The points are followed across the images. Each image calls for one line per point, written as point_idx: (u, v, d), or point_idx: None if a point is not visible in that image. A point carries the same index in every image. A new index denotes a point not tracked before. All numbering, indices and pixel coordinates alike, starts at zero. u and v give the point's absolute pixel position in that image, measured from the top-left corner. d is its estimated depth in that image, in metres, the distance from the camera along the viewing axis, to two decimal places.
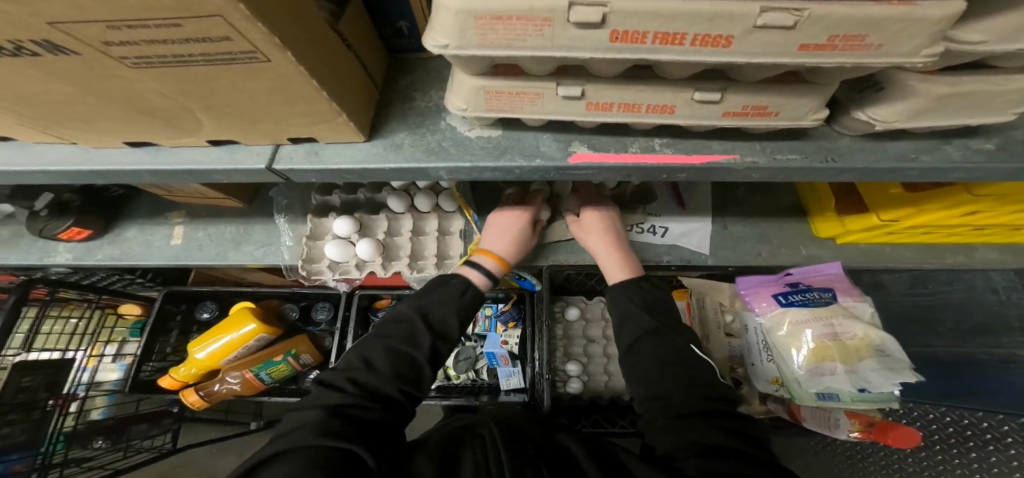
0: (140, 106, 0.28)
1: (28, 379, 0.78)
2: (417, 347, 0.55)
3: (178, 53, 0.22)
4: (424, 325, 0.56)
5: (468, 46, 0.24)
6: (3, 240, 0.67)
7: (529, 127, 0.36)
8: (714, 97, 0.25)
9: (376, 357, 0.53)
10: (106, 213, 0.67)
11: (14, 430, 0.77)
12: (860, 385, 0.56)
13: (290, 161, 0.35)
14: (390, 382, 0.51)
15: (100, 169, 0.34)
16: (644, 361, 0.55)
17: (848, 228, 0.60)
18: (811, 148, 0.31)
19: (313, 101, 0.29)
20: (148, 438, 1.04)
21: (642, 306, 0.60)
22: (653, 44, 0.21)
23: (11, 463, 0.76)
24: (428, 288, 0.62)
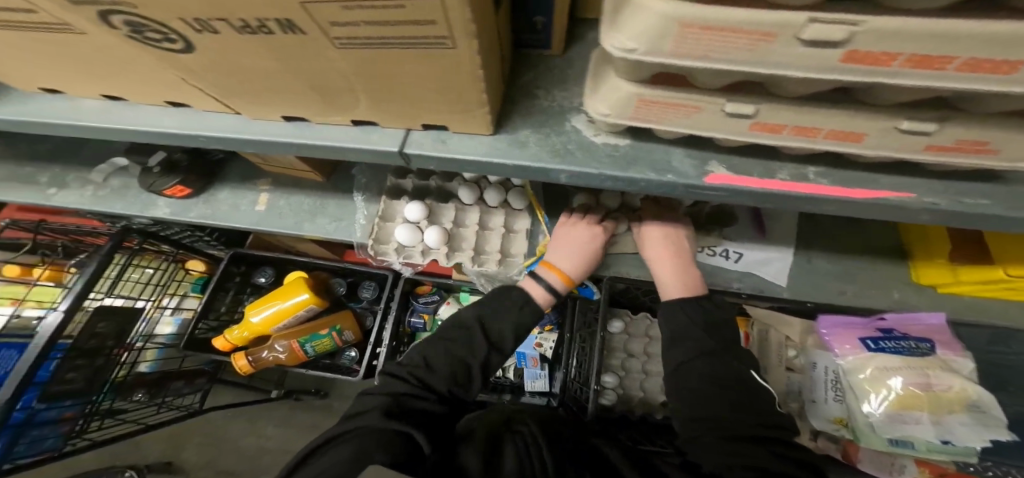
0: (310, 83, 0.29)
1: (101, 325, 0.82)
2: (473, 355, 0.57)
3: (382, 35, 0.24)
4: (481, 334, 0.58)
5: (658, 55, 0.23)
6: (114, 190, 0.72)
7: (660, 140, 0.35)
8: (930, 128, 0.24)
9: (436, 357, 0.57)
10: (205, 175, 0.72)
11: (77, 376, 0.79)
12: (945, 438, 0.55)
13: (420, 146, 0.36)
14: (445, 382, 0.55)
15: (256, 139, 0.36)
16: (696, 381, 0.52)
17: (959, 280, 0.59)
18: (1003, 194, 0.29)
19: (467, 91, 0.30)
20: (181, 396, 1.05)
21: (702, 327, 0.55)
22: (897, 68, 0.19)
23: (65, 409, 0.77)
24: (488, 297, 0.63)
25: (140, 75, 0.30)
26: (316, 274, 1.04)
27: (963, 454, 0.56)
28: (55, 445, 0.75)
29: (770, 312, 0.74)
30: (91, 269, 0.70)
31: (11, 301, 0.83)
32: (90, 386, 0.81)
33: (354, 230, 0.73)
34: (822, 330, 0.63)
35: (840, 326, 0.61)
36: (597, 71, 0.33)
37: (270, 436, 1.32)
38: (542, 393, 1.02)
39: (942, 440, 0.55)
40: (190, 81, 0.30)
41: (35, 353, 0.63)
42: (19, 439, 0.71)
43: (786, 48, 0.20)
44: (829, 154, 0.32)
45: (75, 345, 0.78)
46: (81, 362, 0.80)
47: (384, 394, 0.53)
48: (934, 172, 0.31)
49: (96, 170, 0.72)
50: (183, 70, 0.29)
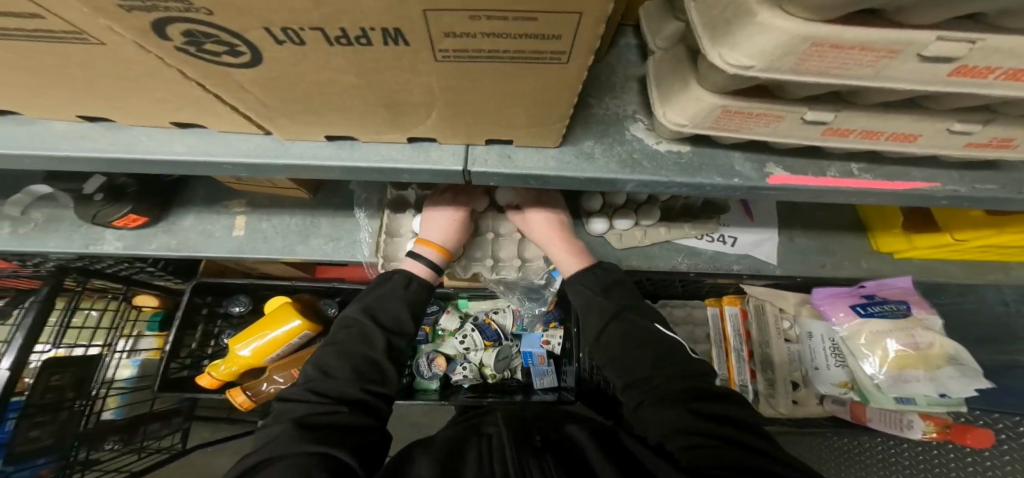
0: (381, 100, 0.26)
1: (56, 377, 0.69)
2: (372, 347, 0.54)
3: (496, 49, 0.22)
4: (372, 325, 0.56)
5: (773, 70, 0.24)
6: (37, 225, 0.58)
7: (720, 145, 0.36)
8: (977, 129, 0.28)
9: (331, 363, 0.52)
10: (162, 200, 0.61)
11: (42, 433, 0.67)
12: (941, 391, 0.64)
13: (484, 163, 0.34)
14: (352, 384, 0.51)
15: (296, 164, 0.31)
16: (612, 347, 0.56)
17: (915, 246, 0.67)
18: (1005, 179, 0.34)
19: (554, 103, 0.28)
20: (159, 439, 0.94)
21: (600, 290, 0.60)
22: (997, 78, 0.22)
23: (38, 468, 0.66)
24: (371, 287, 0.61)
25: (165, 94, 0.24)
26: (299, 296, 0.93)
27: (956, 405, 0.65)
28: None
29: (766, 288, 0.80)
30: (29, 319, 0.59)
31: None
32: (60, 440, 0.70)
33: (359, 249, 0.67)
34: (819, 303, 0.73)
35: (835, 300, 0.72)
36: (666, 79, 0.33)
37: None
38: (552, 390, 1.00)
39: (938, 393, 0.64)
40: (231, 99, 0.25)
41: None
42: None
43: (907, 64, 0.22)
44: (869, 152, 0.35)
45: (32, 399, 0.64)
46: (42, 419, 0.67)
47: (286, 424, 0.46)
48: (952, 163, 0.35)
49: (11, 201, 0.58)
50: (229, 89, 0.23)
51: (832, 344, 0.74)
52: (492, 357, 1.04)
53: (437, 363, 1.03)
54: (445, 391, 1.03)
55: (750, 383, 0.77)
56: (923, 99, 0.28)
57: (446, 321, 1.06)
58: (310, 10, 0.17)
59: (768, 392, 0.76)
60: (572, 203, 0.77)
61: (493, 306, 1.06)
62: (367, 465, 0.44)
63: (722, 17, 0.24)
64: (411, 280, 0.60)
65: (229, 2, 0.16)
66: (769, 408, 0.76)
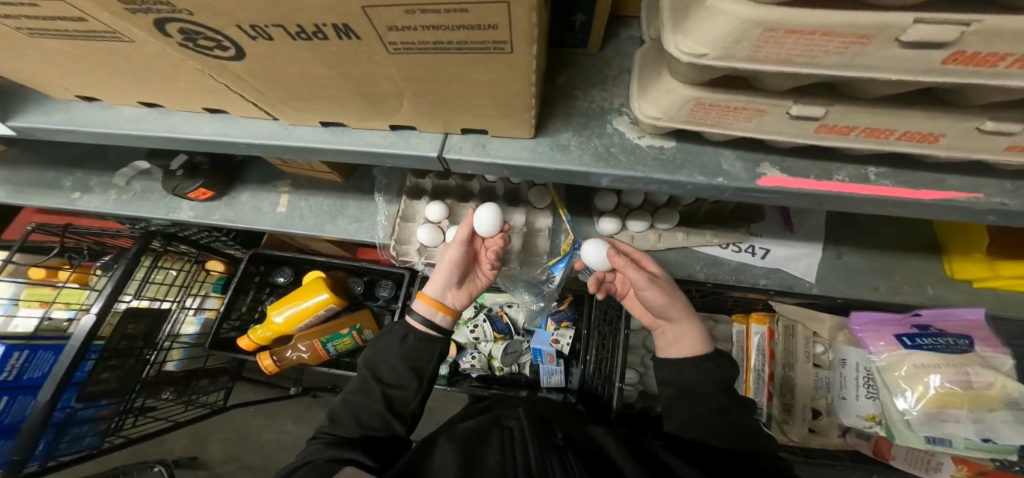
0: (357, 89, 0.29)
1: (132, 327, 0.86)
2: (373, 398, 0.58)
3: (440, 40, 0.23)
4: (373, 378, 0.59)
5: (736, 59, 0.22)
6: (136, 193, 0.72)
7: (708, 142, 0.34)
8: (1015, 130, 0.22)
9: (340, 409, 0.59)
10: (226, 177, 0.72)
11: (110, 377, 0.83)
12: (985, 436, 0.52)
13: (459, 151, 0.35)
14: (353, 429, 0.56)
15: (296, 145, 0.35)
16: (703, 429, 0.56)
17: (996, 273, 0.57)
18: None
19: (517, 93, 0.29)
20: (207, 393, 1.11)
21: (719, 386, 0.58)
22: (1010, 67, 0.18)
23: (100, 408, 0.82)
24: (376, 339, 0.64)
25: (186, 82, 0.29)
26: (333, 273, 1.06)
27: (1003, 453, 0.52)
28: (96, 442, 0.82)
29: (800, 309, 0.72)
30: (121, 272, 0.74)
31: (40, 304, 0.87)
32: (124, 384, 0.86)
33: (376, 231, 0.73)
34: (854, 327, 0.61)
35: (874, 322, 0.60)
36: (648, 68, 0.32)
37: (291, 431, 1.36)
38: (559, 389, 1.02)
39: (981, 438, 0.52)
40: (236, 87, 0.29)
41: (72, 353, 0.67)
42: (61, 438, 0.78)
43: (886, 50, 0.19)
44: (891, 154, 0.29)
45: (108, 346, 0.82)
46: (113, 363, 0.84)
47: (310, 451, 0.55)
48: (1007, 172, 0.28)
49: (119, 174, 0.72)
50: (233, 80, 0.28)
51: (866, 375, 0.65)
52: (501, 348, 1.06)
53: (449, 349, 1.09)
54: (453, 377, 1.08)
55: (765, 406, 0.73)
56: (943, 92, 0.23)
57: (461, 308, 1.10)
58: (250, 9, 0.20)
59: (781, 418, 0.72)
60: (586, 202, 0.76)
61: (508, 300, 1.09)
62: (379, 461, 0.54)
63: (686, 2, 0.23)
64: (409, 333, 0.62)
65: (194, 1, 0.19)
66: (781, 433, 0.72)
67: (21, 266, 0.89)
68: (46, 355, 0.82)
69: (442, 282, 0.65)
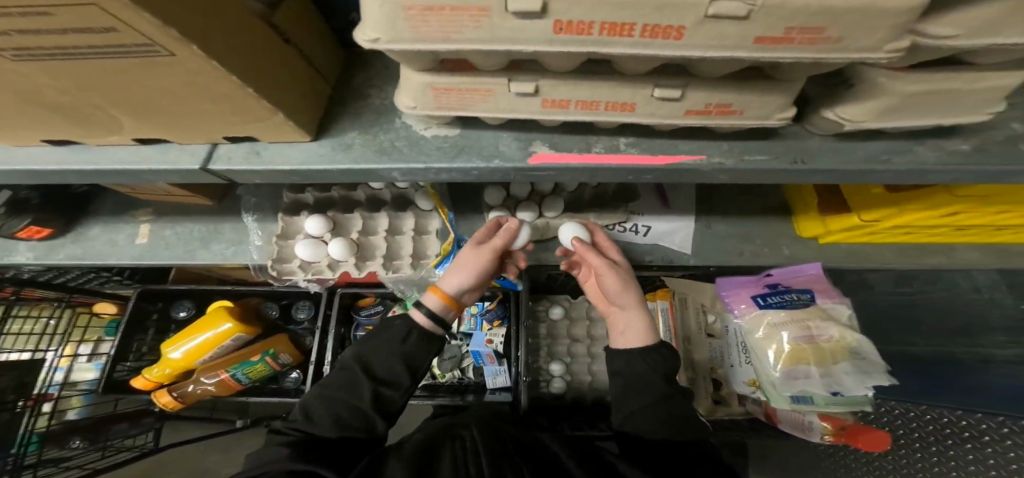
0: (33, 100, 0.26)
1: None
2: (357, 396, 0.49)
3: (63, 44, 0.20)
4: (363, 372, 0.51)
5: (403, 40, 0.22)
6: None
7: (488, 126, 0.33)
8: (674, 94, 0.23)
9: (315, 406, 0.50)
10: (67, 211, 0.66)
11: None
12: (834, 389, 0.55)
13: (227, 161, 0.33)
14: (329, 430, 0.47)
15: (27, 168, 0.33)
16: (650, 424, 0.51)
17: (830, 228, 0.60)
18: (782, 149, 0.30)
19: (239, 98, 0.26)
20: (129, 437, 1.01)
21: (663, 374, 0.54)
22: (601, 35, 0.19)
23: None
24: (373, 331, 0.56)
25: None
26: (247, 301, 1.01)
27: (854, 404, 0.58)
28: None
29: (686, 281, 0.78)
30: None
31: None
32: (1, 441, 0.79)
33: (251, 252, 0.69)
34: (723, 294, 0.67)
35: (735, 287, 0.65)
36: None
37: None
38: (504, 389, 0.99)
39: (831, 392, 0.55)
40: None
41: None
42: None
43: (509, 21, 0.19)
44: (635, 123, 0.30)
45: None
46: None
47: (267, 454, 0.44)
48: (725, 133, 0.30)
49: None
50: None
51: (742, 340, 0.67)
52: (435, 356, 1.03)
53: None
54: None
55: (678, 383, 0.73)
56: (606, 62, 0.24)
57: None
58: None
59: None
60: (476, 200, 0.75)
61: None
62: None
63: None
64: (412, 330, 0.54)
65: None
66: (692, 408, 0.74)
67: None
68: None
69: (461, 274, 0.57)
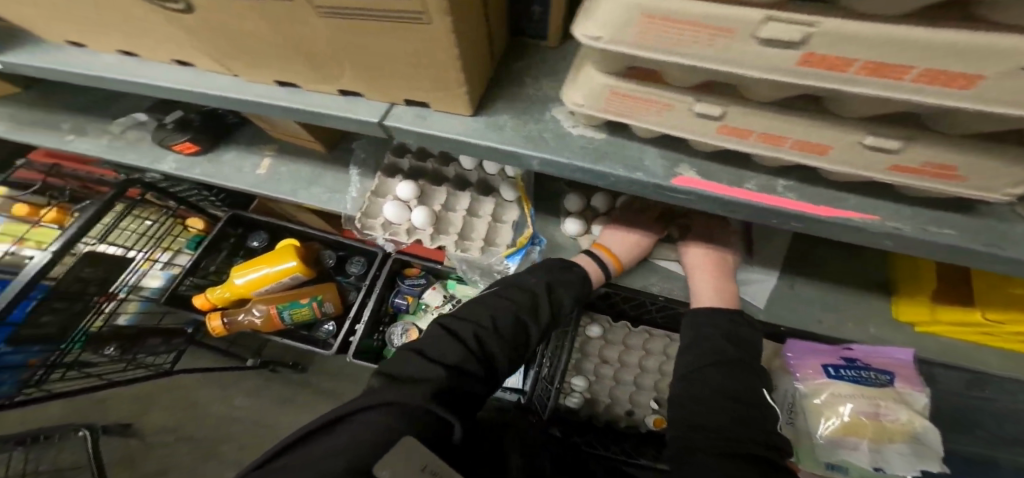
0: (304, 52, 0.32)
1: (86, 271, 0.88)
2: (535, 321, 0.56)
3: (364, 6, 0.25)
4: (548, 301, 0.57)
5: (626, 46, 0.23)
6: (123, 142, 0.73)
7: (634, 137, 0.33)
8: (893, 146, 0.23)
9: (500, 316, 0.54)
10: (214, 137, 0.74)
11: (51, 321, 0.82)
12: (878, 464, 0.62)
13: (399, 120, 0.37)
14: (507, 348, 0.52)
15: (246, 98, 0.38)
16: (703, 387, 0.51)
17: (937, 318, 0.60)
18: (977, 227, 0.28)
19: (448, 68, 0.30)
20: (153, 354, 1.07)
21: (726, 339, 0.54)
22: (857, 74, 0.19)
23: (29, 355, 0.79)
24: (552, 264, 0.62)
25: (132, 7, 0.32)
26: (309, 244, 1.09)
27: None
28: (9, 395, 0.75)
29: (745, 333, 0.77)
30: (91, 212, 0.75)
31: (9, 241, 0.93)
32: (62, 334, 0.84)
33: (346, 202, 0.75)
34: (789, 354, 0.68)
35: (806, 352, 0.67)
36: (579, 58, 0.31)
37: (239, 406, 1.43)
38: (515, 389, 1.01)
39: (874, 465, 0.62)
40: (195, 40, 0.34)
41: (13, 294, 0.66)
42: None
43: (751, 47, 0.20)
44: (798, 167, 0.31)
45: (56, 287, 0.84)
46: (58, 307, 0.84)
47: (432, 371, 0.45)
48: (905, 196, 0.30)
49: (117, 122, 0.74)
50: (186, 28, 0.32)
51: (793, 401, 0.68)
52: None
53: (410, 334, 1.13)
54: None
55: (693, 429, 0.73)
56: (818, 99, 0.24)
57: (431, 296, 1.14)
58: None
59: None
60: (553, 204, 0.76)
61: None
62: (466, 418, 0.43)
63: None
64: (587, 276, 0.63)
65: None
66: None
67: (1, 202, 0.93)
68: None
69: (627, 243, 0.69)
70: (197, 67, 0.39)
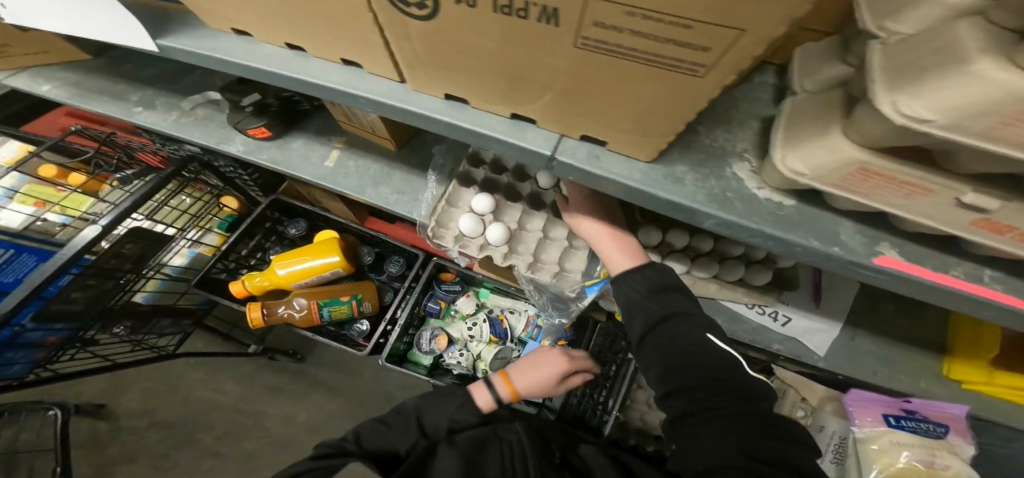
0: (511, 72, 0.30)
1: (128, 247, 0.82)
2: (408, 435, 0.70)
3: (637, 47, 0.22)
4: (418, 422, 0.71)
5: (954, 132, 0.20)
6: (199, 117, 0.80)
7: (835, 210, 0.33)
8: None
9: (367, 433, 0.69)
10: (287, 121, 0.79)
11: (81, 295, 0.75)
12: None
13: (571, 156, 0.35)
14: (383, 446, 0.67)
15: (415, 110, 0.37)
16: (655, 351, 0.56)
17: (993, 380, 0.63)
18: None
19: (671, 118, 0.28)
20: (161, 335, 1.00)
21: (647, 291, 0.57)
22: None
23: (50, 333, 0.71)
24: (433, 394, 0.77)
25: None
26: (344, 236, 1.07)
27: None
28: (22, 373, 0.70)
29: (797, 375, 0.78)
30: (146, 188, 0.75)
31: (39, 203, 0.93)
32: (87, 311, 0.76)
33: (418, 207, 0.75)
34: (847, 401, 0.70)
35: (866, 401, 0.69)
36: (805, 122, 0.29)
37: (225, 392, 1.37)
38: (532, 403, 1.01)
39: None
40: (393, 45, 0.31)
41: (61, 263, 0.63)
42: None
43: None
44: (1011, 261, 0.31)
45: (96, 262, 0.76)
46: (91, 283, 0.76)
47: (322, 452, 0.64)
48: None
49: (188, 99, 0.79)
50: (393, 27, 0.29)
51: (839, 441, 0.74)
52: (491, 352, 1.09)
53: (438, 340, 1.09)
54: (434, 370, 1.08)
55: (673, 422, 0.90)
56: None
57: (463, 304, 1.13)
58: None
59: None
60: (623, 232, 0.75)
61: (511, 305, 1.13)
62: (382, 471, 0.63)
63: (918, 64, 0.20)
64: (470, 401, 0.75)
65: None
66: None
67: (40, 161, 0.94)
68: (26, 258, 0.83)
69: (534, 380, 0.79)
70: (369, 70, 0.38)
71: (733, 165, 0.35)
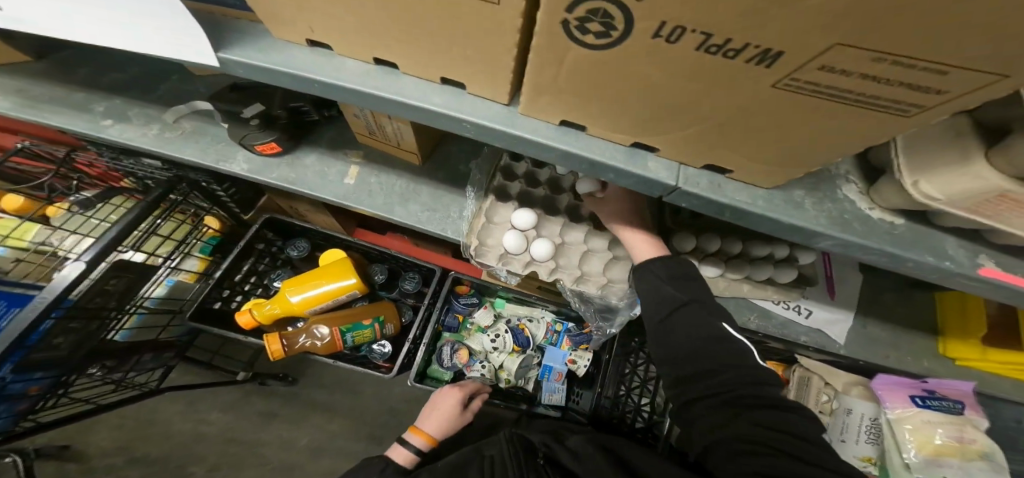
0: (660, 103, 0.28)
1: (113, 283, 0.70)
2: None
3: (851, 89, 0.21)
4: None
5: None
6: (188, 132, 0.70)
7: (939, 228, 0.35)
8: None
9: None
10: (297, 135, 0.70)
11: (63, 341, 0.64)
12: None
13: (695, 185, 0.35)
14: None
15: (526, 137, 0.34)
16: (667, 339, 0.55)
17: (987, 356, 0.72)
18: None
19: (826, 149, 0.28)
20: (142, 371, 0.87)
21: (667, 281, 0.56)
22: None
23: (31, 383, 0.60)
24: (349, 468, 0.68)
25: (484, 14, 0.24)
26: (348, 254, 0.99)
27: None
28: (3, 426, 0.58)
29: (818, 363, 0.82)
30: (134, 214, 0.65)
31: None
32: (72, 354, 0.65)
33: (450, 225, 0.72)
34: (878, 385, 0.74)
35: (894, 385, 0.73)
36: (927, 149, 0.31)
37: (208, 421, 1.23)
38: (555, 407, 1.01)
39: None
40: (527, 70, 0.28)
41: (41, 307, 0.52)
42: None
43: None
44: None
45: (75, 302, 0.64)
46: (72, 325, 0.65)
47: None
48: None
49: (171, 110, 0.69)
50: (542, 54, 0.26)
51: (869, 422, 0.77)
52: (514, 362, 1.06)
53: (459, 355, 1.04)
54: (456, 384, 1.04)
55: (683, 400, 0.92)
56: None
57: (481, 316, 1.09)
58: (729, 17, 0.18)
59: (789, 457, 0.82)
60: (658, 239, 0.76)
61: (529, 313, 1.10)
62: None
63: None
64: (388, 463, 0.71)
65: None
66: None
67: None
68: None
69: (441, 421, 0.83)
70: (472, 92, 0.34)
71: (841, 188, 0.37)
